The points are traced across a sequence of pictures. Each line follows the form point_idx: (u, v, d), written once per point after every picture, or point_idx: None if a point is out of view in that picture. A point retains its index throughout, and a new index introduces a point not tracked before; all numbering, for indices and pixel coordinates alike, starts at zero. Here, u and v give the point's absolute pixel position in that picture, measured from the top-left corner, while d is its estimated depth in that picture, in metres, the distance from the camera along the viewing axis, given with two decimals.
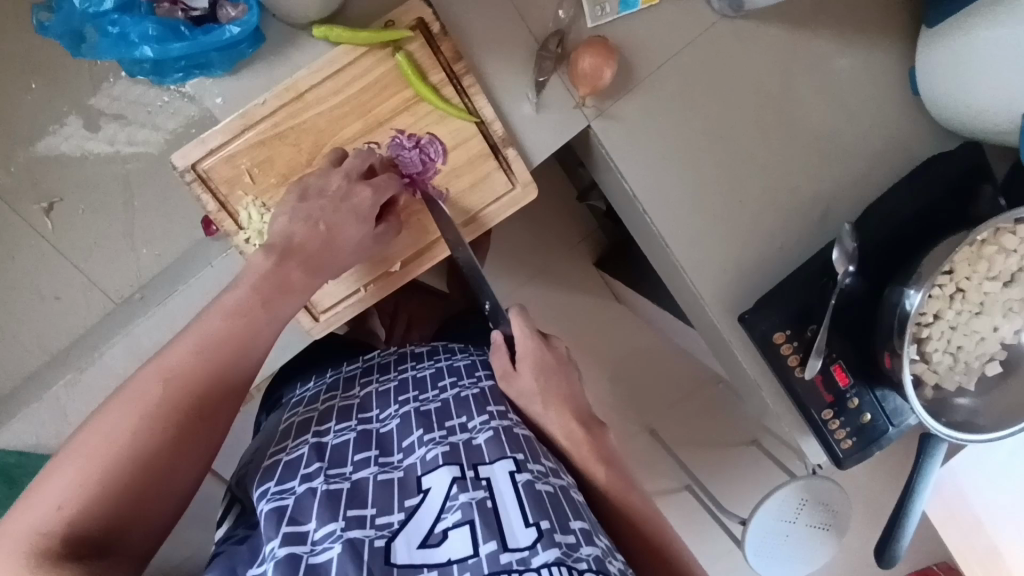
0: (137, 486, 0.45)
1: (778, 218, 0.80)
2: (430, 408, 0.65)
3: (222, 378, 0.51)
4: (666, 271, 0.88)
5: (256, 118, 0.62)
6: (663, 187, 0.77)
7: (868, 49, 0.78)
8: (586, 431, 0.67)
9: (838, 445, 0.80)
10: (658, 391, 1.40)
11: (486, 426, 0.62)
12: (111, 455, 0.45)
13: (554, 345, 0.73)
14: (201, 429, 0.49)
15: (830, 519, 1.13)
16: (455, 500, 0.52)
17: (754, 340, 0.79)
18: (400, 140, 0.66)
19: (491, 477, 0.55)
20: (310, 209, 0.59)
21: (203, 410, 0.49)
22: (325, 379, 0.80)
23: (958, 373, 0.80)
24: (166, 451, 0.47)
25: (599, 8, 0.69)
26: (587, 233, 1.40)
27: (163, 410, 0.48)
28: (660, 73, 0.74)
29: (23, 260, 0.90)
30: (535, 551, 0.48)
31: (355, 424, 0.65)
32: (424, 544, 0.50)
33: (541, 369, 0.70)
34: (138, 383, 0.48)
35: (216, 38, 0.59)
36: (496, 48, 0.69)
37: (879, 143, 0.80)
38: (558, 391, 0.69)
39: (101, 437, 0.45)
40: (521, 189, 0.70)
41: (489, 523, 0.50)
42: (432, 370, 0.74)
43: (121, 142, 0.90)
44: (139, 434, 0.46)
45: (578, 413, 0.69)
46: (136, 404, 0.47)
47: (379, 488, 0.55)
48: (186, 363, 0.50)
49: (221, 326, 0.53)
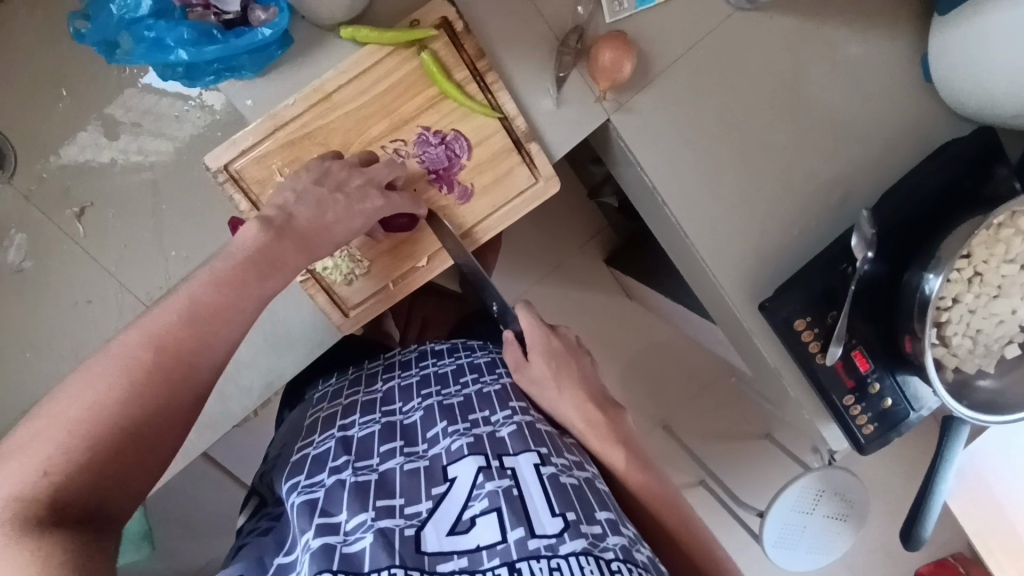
0: (121, 453, 0.43)
1: (796, 207, 0.81)
2: (453, 402, 0.66)
3: (210, 340, 0.49)
4: (683, 262, 0.89)
5: (286, 119, 0.64)
6: (682, 179, 0.78)
7: (880, 38, 0.79)
8: (603, 414, 0.69)
9: (860, 431, 0.82)
10: (671, 387, 1.41)
11: (509, 421, 0.63)
12: (96, 423, 0.43)
13: (561, 331, 0.74)
14: (185, 393, 0.47)
15: (847, 509, 1.14)
16: (481, 489, 0.53)
17: (775, 326, 0.79)
18: (427, 137, 0.68)
19: (516, 467, 0.56)
20: (321, 195, 0.60)
21: (186, 377, 0.48)
22: (347, 375, 0.82)
23: (978, 356, 0.80)
24: (150, 417, 0.45)
25: (617, 4, 0.70)
26: (598, 230, 1.41)
27: (150, 376, 0.46)
28: (677, 65, 0.75)
29: (56, 270, 0.90)
30: (562, 539, 0.49)
31: (379, 416, 0.66)
32: (452, 531, 0.51)
33: (551, 355, 0.71)
34: (115, 348, 0.47)
35: (249, 41, 0.60)
36: (517, 45, 0.70)
37: (894, 130, 0.81)
38: (570, 377, 0.70)
39: (78, 406, 0.44)
40: (543, 182, 0.71)
41: (516, 510, 0.51)
42: (454, 366, 0.75)
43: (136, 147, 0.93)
44: (116, 399, 0.44)
45: (593, 396, 0.70)
46: (123, 369, 0.46)
47: (406, 479, 0.56)
48: (168, 329, 0.48)
49: (212, 290, 0.51)
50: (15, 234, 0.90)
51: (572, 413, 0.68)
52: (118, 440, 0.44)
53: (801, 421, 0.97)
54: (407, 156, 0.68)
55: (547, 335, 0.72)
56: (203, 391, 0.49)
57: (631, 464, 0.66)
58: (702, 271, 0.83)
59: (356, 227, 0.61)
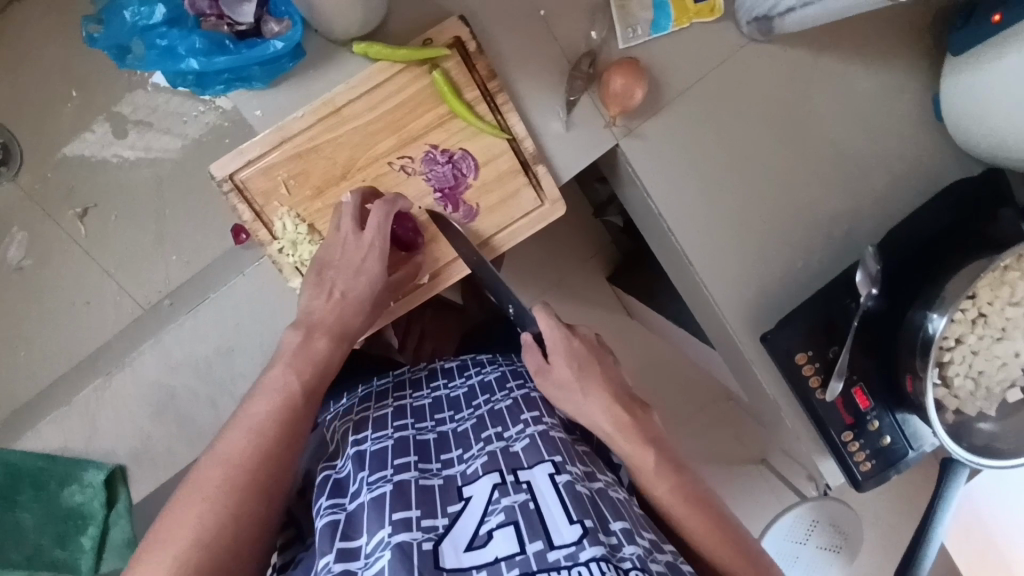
0: (237, 535, 0.51)
1: (801, 240, 0.80)
2: (466, 428, 0.66)
3: (294, 428, 0.57)
4: (687, 288, 0.89)
5: (294, 131, 0.64)
6: (689, 207, 0.78)
7: (891, 75, 0.79)
8: (631, 416, 0.66)
9: (857, 467, 0.81)
10: (668, 408, 1.39)
11: (523, 433, 0.62)
12: (212, 513, 0.51)
13: (579, 331, 0.72)
14: (276, 478, 0.54)
15: (840, 540, 1.12)
16: (497, 504, 0.54)
17: (777, 359, 0.79)
18: (434, 155, 0.67)
19: (532, 480, 0.56)
20: (328, 278, 0.63)
21: (274, 464, 0.54)
22: (357, 394, 0.78)
23: (980, 399, 0.79)
24: (252, 504, 0.53)
25: (630, 31, 0.70)
26: (600, 246, 1.40)
27: (247, 467, 0.53)
28: (688, 94, 0.75)
29: (55, 265, 0.95)
30: (581, 546, 0.50)
31: (392, 432, 0.64)
32: (470, 546, 0.52)
33: (574, 357, 0.69)
34: (196, 472, 0.53)
35: (260, 53, 0.60)
36: (529, 67, 0.70)
37: (902, 168, 0.80)
38: (595, 381, 0.68)
39: (197, 498, 0.51)
40: (549, 206, 0.71)
41: (533, 524, 0.52)
42: (466, 391, 0.73)
43: (151, 147, 0.96)
44: (206, 514, 0.51)
45: (619, 398, 0.68)
46: (227, 462, 0.53)
47: (421, 493, 0.56)
48: (238, 447, 0.54)
49: (287, 380, 0.58)
50: (16, 233, 0.94)
51: (598, 416, 0.66)
52: (215, 549, 0.50)
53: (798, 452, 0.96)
54: (413, 173, 0.67)
55: (569, 337, 0.70)
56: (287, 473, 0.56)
57: (660, 464, 0.63)
58: (705, 298, 0.82)
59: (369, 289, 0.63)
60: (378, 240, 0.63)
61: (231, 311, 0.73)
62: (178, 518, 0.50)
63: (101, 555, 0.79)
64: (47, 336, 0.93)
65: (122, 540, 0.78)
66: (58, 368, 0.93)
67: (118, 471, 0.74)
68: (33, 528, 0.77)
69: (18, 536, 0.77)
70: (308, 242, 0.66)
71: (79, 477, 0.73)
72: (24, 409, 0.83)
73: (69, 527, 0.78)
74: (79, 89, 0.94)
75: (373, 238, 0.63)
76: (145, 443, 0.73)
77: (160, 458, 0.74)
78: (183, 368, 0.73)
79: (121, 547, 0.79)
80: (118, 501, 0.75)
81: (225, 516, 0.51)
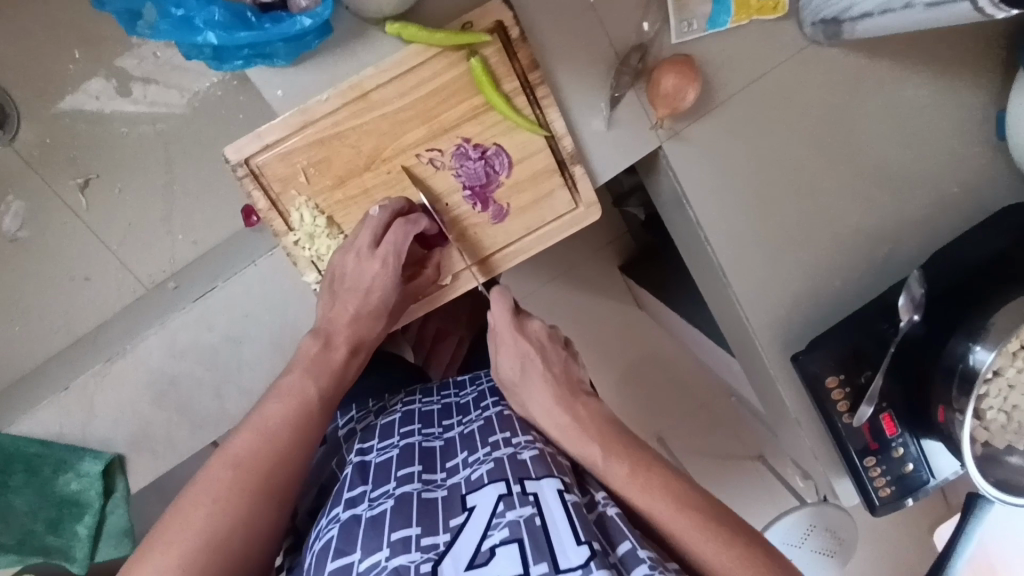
0: (242, 539, 0.51)
1: (842, 258, 0.76)
2: (475, 428, 0.63)
3: (307, 428, 0.57)
4: (713, 297, 0.85)
5: (316, 116, 0.59)
6: (729, 218, 0.73)
7: (956, 88, 0.73)
8: (572, 415, 0.61)
9: (876, 492, 0.78)
10: (670, 405, 1.36)
11: (531, 446, 0.58)
12: (221, 508, 0.51)
13: (528, 329, 0.67)
14: (282, 480, 0.55)
15: (836, 547, 1.07)
16: (501, 518, 0.48)
17: (805, 380, 0.75)
18: (465, 150, 0.63)
19: (539, 493, 0.51)
20: (339, 291, 0.62)
21: (281, 465, 0.55)
22: (369, 405, 0.77)
23: (1010, 433, 0.75)
24: (258, 504, 0.53)
25: (685, 25, 0.65)
26: (615, 236, 1.33)
27: (253, 464, 0.54)
28: (740, 97, 0.69)
29: (54, 236, 0.91)
30: (588, 569, 0.44)
31: (399, 440, 0.63)
32: (471, 565, 0.46)
33: (518, 356, 0.65)
34: (210, 469, 0.53)
35: (286, 29, 0.55)
36: (574, 58, 0.64)
37: (955, 188, 0.76)
38: (537, 382, 0.63)
39: (207, 496, 0.51)
40: (583, 210, 0.67)
41: (538, 542, 0.46)
42: (475, 394, 0.72)
43: (151, 102, 0.92)
44: (220, 514, 0.51)
45: (559, 393, 0.63)
46: (234, 458, 0.54)
47: (423, 508, 0.52)
48: (249, 449, 0.54)
49: (299, 381, 0.59)
50: (13, 201, 0.90)
51: (543, 419, 0.62)
52: (225, 554, 0.50)
53: (811, 469, 0.94)
54: (441, 167, 0.63)
55: (515, 338, 0.65)
56: (293, 476, 0.56)
57: (609, 452, 0.57)
58: (733, 312, 0.79)
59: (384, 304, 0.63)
60: (391, 256, 0.61)
61: (241, 299, 0.68)
62: (188, 521, 0.50)
63: (95, 542, 0.77)
64: (46, 307, 0.91)
65: (118, 529, 0.77)
66: (57, 343, 0.92)
67: (116, 461, 0.72)
68: (25, 513, 0.71)
69: (9, 517, 0.70)
70: (326, 236, 0.63)
71: (76, 465, 0.70)
72: (18, 386, 0.80)
73: (64, 515, 0.73)
74: (84, 50, 0.88)
75: (387, 255, 0.60)
76: (144, 430, 0.71)
77: (161, 445, 0.72)
78: (189, 354, 0.69)
79: (116, 536, 0.77)
80: (116, 491, 0.73)
81: (237, 517, 0.51)
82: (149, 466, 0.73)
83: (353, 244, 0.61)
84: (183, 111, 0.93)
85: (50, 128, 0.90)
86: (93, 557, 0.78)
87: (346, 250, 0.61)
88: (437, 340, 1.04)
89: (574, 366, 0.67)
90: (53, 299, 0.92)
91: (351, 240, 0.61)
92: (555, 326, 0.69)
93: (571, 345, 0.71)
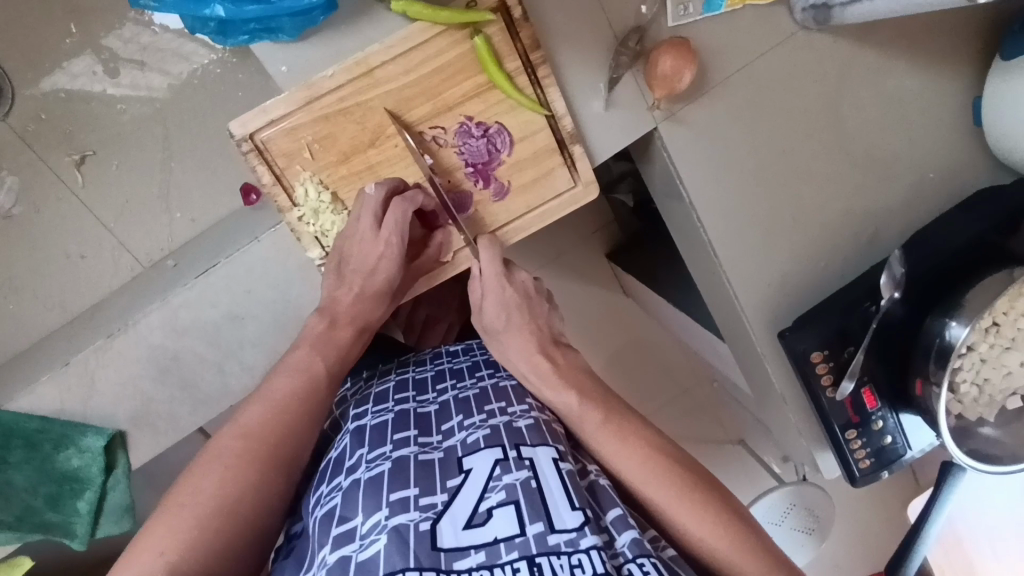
0: (246, 508, 0.51)
1: (828, 238, 0.79)
2: (469, 395, 0.64)
3: (312, 403, 0.58)
4: (703, 276, 0.87)
5: (322, 91, 0.60)
6: (720, 198, 0.75)
7: (936, 75, 0.76)
8: (554, 366, 0.64)
9: (856, 464, 0.82)
10: (657, 389, 1.38)
11: (527, 414, 0.60)
12: (229, 473, 0.52)
13: (515, 278, 0.69)
14: (284, 448, 0.55)
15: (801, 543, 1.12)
16: (499, 481, 0.50)
17: (790, 356, 0.78)
18: (469, 128, 0.65)
19: (534, 458, 0.53)
20: (341, 267, 0.63)
21: (285, 435, 0.55)
22: (362, 377, 0.78)
23: (982, 405, 0.78)
24: (265, 472, 0.53)
25: (682, 8, 0.67)
26: (604, 223, 1.30)
27: (258, 431, 0.55)
28: (732, 80, 0.72)
29: (48, 212, 0.91)
30: (583, 533, 0.46)
31: (393, 406, 0.63)
32: (469, 525, 0.47)
33: (504, 307, 0.67)
34: (218, 437, 0.55)
35: (292, 3, 0.56)
36: (574, 39, 0.66)
37: (935, 173, 0.79)
38: (519, 330, 0.67)
39: (217, 464, 0.52)
40: (582, 188, 0.70)
41: (534, 504, 0.48)
42: (470, 363, 0.73)
43: (141, 78, 0.91)
44: (226, 485, 0.51)
45: (542, 344, 0.67)
46: (240, 427, 0.55)
47: (420, 469, 0.52)
48: (258, 419, 0.55)
49: (306, 357, 0.60)
50: (7, 176, 0.89)
51: (521, 363, 0.65)
52: (235, 518, 0.50)
53: (791, 446, 0.98)
54: (446, 144, 0.65)
55: (502, 285, 0.67)
56: (297, 446, 0.56)
57: (585, 400, 0.61)
58: (724, 290, 0.82)
59: (387, 283, 0.64)
60: (394, 238, 0.62)
61: (244, 277, 0.69)
62: (198, 485, 0.51)
63: (95, 520, 0.77)
64: (41, 285, 0.91)
65: (119, 506, 0.77)
66: (51, 321, 0.91)
67: (118, 436, 0.73)
68: (25, 489, 0.70)
69: (8, 493, 0.70)
70: (331, 212, 0.65)
71: (78, 441, 0.71)
72: (17, 360, 0.80)
73: (64, 491, 0.73)
74: (79, 25, 0.88)
75: (390, 235, 0.61)
76: (144, 408, 0.72)
77: (162, 423, 0.74)
78: (190, 332, 0.69)
79: (117, 513, 0.77)
80: (116, 466, 0.74)
81: (245, 485, 0.52)
82: (152, 441, 0.74)
83: (347, 225, 0.63)
84: (175, 88, 0.92)
85: (43, 103, 0.89)
86: (94, 533, 0.78)
87: (350, 232, 0.62)
88: (427, 325, 1.03)
89: (554, 319, 0.71)
90: (47, 276, 0.91)
91: (353, 221, 0.62)
92: (539, 279, 0.72)
93: (552, 298, 0.74)
